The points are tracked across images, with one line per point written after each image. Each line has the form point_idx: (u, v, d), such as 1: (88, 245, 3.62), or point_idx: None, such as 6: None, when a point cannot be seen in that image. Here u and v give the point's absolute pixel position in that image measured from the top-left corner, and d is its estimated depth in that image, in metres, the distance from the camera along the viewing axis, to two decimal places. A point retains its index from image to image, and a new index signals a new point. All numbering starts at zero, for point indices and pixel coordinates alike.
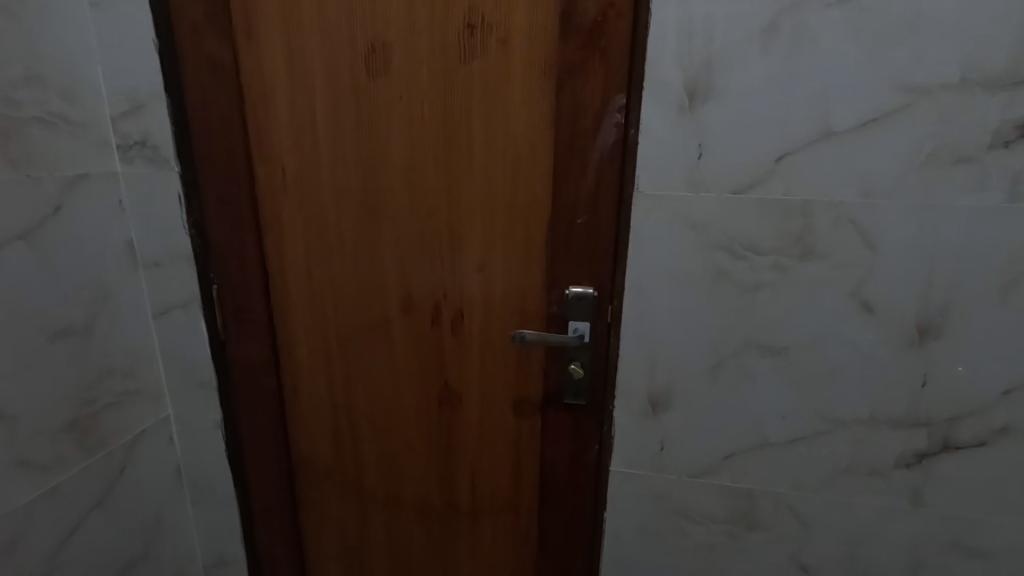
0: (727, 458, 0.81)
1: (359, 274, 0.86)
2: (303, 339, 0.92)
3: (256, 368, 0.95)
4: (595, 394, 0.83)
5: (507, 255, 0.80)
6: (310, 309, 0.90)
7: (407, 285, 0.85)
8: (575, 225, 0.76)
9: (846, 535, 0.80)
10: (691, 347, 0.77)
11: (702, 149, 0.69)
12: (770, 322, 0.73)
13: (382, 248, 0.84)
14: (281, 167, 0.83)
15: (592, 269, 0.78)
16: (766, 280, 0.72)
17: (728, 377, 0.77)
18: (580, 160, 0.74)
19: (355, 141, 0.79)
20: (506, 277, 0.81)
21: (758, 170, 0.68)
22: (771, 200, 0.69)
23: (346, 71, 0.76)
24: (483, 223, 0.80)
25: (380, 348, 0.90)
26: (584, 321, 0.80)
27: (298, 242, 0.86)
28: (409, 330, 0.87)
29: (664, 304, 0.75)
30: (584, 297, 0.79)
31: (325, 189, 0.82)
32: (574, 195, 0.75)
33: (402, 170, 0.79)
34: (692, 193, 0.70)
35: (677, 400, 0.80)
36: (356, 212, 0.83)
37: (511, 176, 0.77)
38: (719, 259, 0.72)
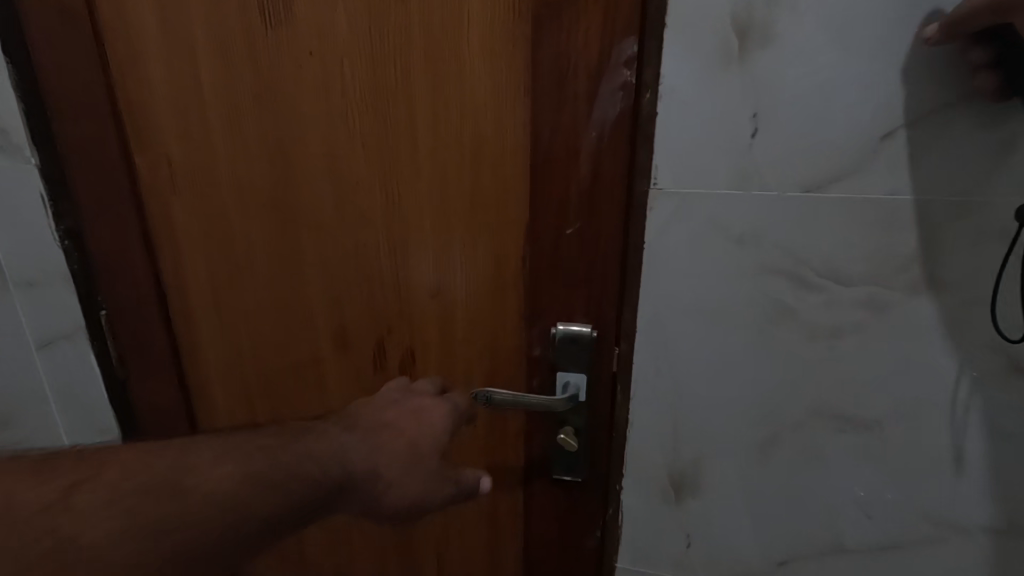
0: (782, 564, 0.57)
1: (277, 301, 0.64)
2: (218, 382, 0.71)
3: (166, 414, 0.75)
4: (596, 468, 0.60)
5: (470, 280, 0.57)
6: (222, 343, 0.69)
7: (341, 316, 0.63)
8: (563, 236, 0.52)
9: None
10: (735, 413, 0.53)
11: (758, 121, 0.44)
12: (855, 384, 0.49)
13: (304, 266, 0.62)
14: (166, 159, 0.61)
15: (589, 299, 0.54)
16: (853, 323, 0.47)
17: (788, 456, 0.53)
18: (570, 143, 0.49)
19: (257, 121, 0.57)
20: (470, 310, 0.59)
21: (850, 154, 0.43)
22: (869, 201, 0.44)
23: (235, 22, 0.54)
24: (434, 235, 0.57)
25: (313, 397, 0.68)
26: (577, 372, 0.56)
27: (199, 258, 0.65)
28: (347, 373, 0.65)
29: (696, 353, 0.51)
30: (577, 339, 0.55)
31: (225, 187, 0.60)
32: (560, 194, 0.51)
33: (321, 158, 0.57)
34: (741, 191, 0.46)
35: (711, 484, 0.56)
36: (266, 219, 0.61)
37: (471, 165, 0.53)
38: (780, 290, 0.48)
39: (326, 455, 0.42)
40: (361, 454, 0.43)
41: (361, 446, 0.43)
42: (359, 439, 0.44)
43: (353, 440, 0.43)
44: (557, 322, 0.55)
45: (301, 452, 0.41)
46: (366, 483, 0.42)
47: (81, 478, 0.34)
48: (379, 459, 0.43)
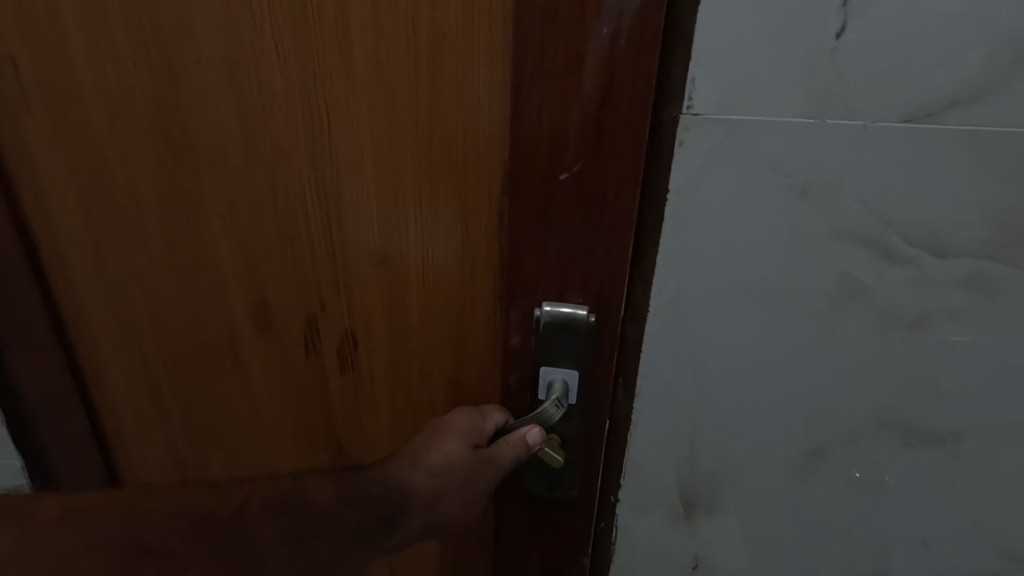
0: None
1: (179, 266, 0.50)
2: (116, 359, 0.58)
3: (50, 395, 0.60)
4: (586, 485, 0.48)
5: (426, 246, 0.43)
6: (113, 310, 0.55)
7: (259, 288, 0.49)
8: (555, 189, 0.37)
9: None
10: (773, 419, 0.41)
11: (851, 12, 0.30)
12: (935, 387, 0.37)
13: (207, 218, 0.47)
14: (8, 69, 0.45)
15: (590, 279, 0.39)
16: (943, 308, 0.35)
17: (835, 472, 0.42)
18: (569, 48, 0.34)
19: (126, 14, 0.41)
20: (426, 283, 0.45)
21: (976, 65, 0.30)
22: (994, 135, 0.31)
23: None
24: (377, 183, 0.42)
25: (231, 384, 0.55)
26: (567, 368, 0.42)
27: (72, 203, 0.50)
28: (271, 361, 0.52)
29: (729, 344, 0.39)
30: (570, 324, 0.41)
31: (94, 104, 0.45)
32: (553, 125, 0.35)
33: (219, 65, 0.41)
34: (814, 117, 0.32)
35: (730, 501, 0.45)
36: (152, 154, 0.46)
37: (428, 82, 0.38)
38: (853, 261, 0.35)
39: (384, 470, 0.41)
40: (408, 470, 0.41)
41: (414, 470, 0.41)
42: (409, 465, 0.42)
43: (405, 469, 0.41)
44: (541, 303, 0.41)
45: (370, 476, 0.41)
46: (423, 505, 0.41)
47: (246, 501, 0.34)
48: (422, 479, 0.41)
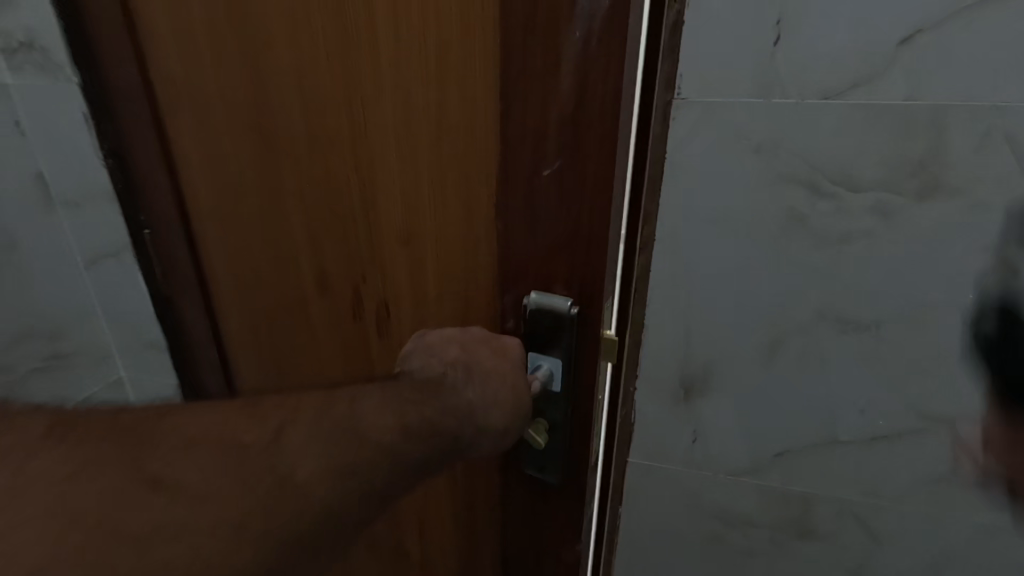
0: (778, 456, 0.63)
1: (269, 233, 0.68)
2: (227, 313, 0.77)
3: (196, 336, 0.80)
4: (577, 440, 0.62)
5: (443, 226, 0.58)
6: (224, 271, 0.74)
7: (321, 259, 0.66)
8: (539, 179, 0.52)
9: (929, 554, 0.63)
10: (746, 318, 0.57)
11: (782, 27, 0.45)
12: (859, 287, 0.53)
13: (289, 200, 0.65)
14: (168, 84, 0.65)
15: (572, 258, 0.54)
16: (860, 228, 0.50)
17: (792, 357, 0.57)
18: (545, 66, 0.48)
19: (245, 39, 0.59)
20: (440, 244, 0.59)
21: (869, 58, 0.45)
22: (883, 105, 0.46)
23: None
24: (406, 164, 0.56)
25: (301, 337, 0.72)
26: (550, 358, 0.58)
27: (199, 185, 0.69)
28: (330, 319, 0.69)
29: (711, 261, 0.55)
30: (557, 317, 0.56)
31: (217, 112, 0.64)
32: (529, 129, 0.50)
33: (298, 82, 0.58)
34: (760, 98, 0.48)
35: (718, 385, 0.61)
36: (252, 148, 0.64)
37: (438, 97, 0.52)
38: (794, 197, 0.51)
39: (457, 394, 0.52)
40: (475, 399, 0.52)
41: (480, 396, 0.53)
42: (477, 386, 0.53)
43: (473, 393, 0.52)
44: (531, 291, 0.57)
45: (442, 402, 0.51)
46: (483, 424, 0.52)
47: (285, 423, 0.42)
48: (488, 399, 0.53)
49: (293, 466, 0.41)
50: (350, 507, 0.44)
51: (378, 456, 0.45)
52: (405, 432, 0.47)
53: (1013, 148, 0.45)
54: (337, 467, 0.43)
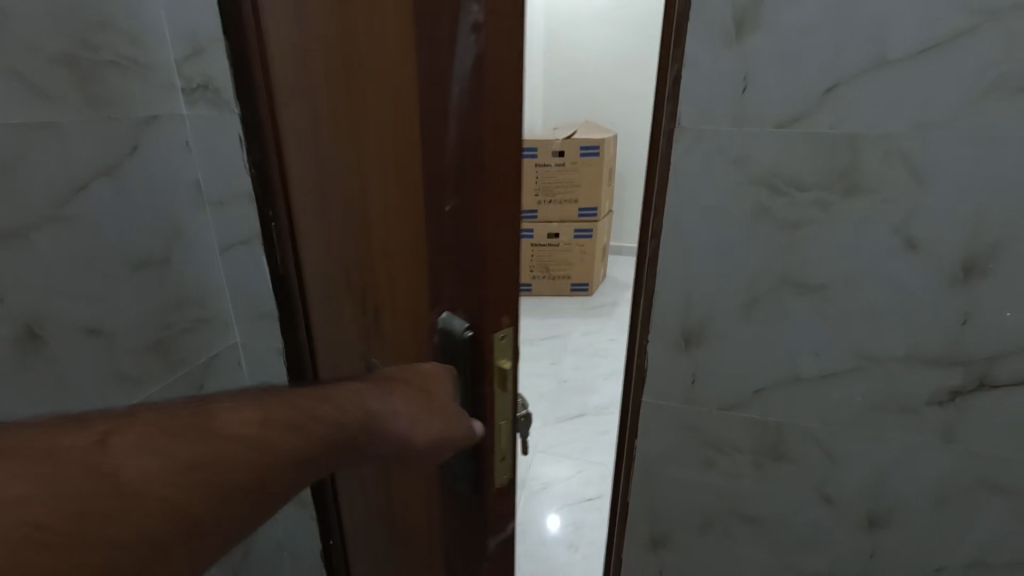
0: (757, 392, 0.83)
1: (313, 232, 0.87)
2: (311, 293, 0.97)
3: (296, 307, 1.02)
4: (479, 462, 0.64)
5: (393, 244, 0.65)
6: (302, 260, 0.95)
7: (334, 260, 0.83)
8: (444, 211, 0.56)
9: (873, 469, 0.83)
10: (730, 284, 0.78)
11: (748, 80, 0.68)
12: (809, 259, 0.74)
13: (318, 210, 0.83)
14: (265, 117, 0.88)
15: (467, 287, 0.58)
16: (807, 217, 0.72)
17: (764, 313, 0.78)
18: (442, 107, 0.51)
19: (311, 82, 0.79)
20: (391, 260, 0.66)
21: (807, 100, 0.67)
22: (816, 132, 0.68)
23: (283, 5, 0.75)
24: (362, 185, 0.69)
25: (331, 318, 0.91)
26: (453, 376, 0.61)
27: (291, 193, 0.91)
28: (342, 309, 0.86)
29: (702, 241, 0.77)
30: (454, 337, 0.60)
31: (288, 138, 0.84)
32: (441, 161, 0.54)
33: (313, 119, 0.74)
34: (734, 126, 0.70)
35: (710, 336, 0.82)
36: (303, 167, 0.84)
37: (387, 128, 0.60)
38: (759, 195, 0.72)
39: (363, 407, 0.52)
40: (386, 410, 0.54)
41: (391, 409, 0.54)
42: (390, 402, 0.55)
43: (383, 403, 0.54)
44: (442, 312, 0.60)
45: (345, 413, 0.50)
46: (394, 436, 0.54)
47: (118, 430, 0.37)
48: (407, 420, 0.55)
49: (129, 473, 0.35)
50: (226, 525, 0.40)
51: (250, 455, 0.41)
52: (294, 429, 0.45)
53: (906, 160, 0.66)
54: (195, 464, 0.38)
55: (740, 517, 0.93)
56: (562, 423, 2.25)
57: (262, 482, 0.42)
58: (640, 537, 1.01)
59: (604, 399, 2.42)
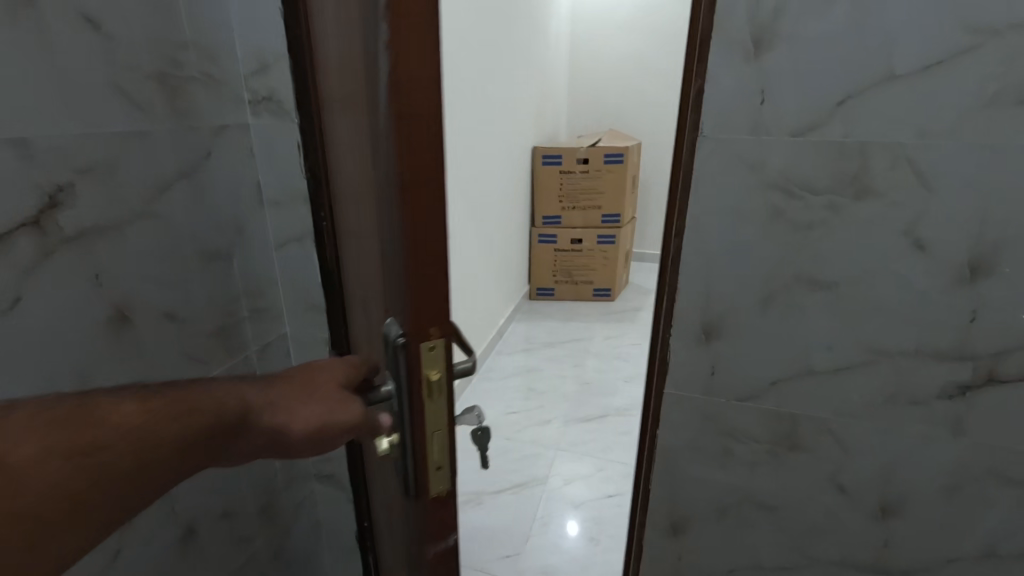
0: (773, 384, 0.88)
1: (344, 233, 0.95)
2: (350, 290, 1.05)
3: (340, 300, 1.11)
4: (413, 475, 0.58)
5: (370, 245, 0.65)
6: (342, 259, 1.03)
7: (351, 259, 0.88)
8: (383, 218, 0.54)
9: (884, 459, 0.87)
10: (747, 281, 0.84)
11: (765, 93, 0.74)
12: (823, 258, 0.79)
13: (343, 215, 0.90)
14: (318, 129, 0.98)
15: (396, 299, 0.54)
16: (820, 219, 0.77)
17: (779, 308, 0.84)
18: (375, 115, 0.50)
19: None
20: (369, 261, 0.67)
21: (820, 111, 0.73)
22: (828, 141, 0.74)
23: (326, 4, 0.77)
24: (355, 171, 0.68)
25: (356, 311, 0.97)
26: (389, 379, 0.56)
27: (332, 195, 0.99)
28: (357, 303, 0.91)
29: (721, 241, 0.83)
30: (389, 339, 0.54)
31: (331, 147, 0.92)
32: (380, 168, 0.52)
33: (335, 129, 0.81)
34: (752, 135, 0.76)
35: (728, 330, 0.88)
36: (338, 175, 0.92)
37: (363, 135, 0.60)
38: (775, 198, 0.78)
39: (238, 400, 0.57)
40: (272, 406, 0.60)
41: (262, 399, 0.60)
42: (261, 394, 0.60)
43: (261, 397, 0.60)
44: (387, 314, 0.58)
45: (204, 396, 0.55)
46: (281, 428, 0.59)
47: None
48: (296, 415, 0.60)
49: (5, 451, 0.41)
50: (108, 509, 0.47)
51: (127, 443, 0.47)
52: (172, 420, 0.51)
53: (913, 166, 0.72)
54: (79, 452, 0.45)
55: (757, 505, 0.98)
56: (583, 423, 2.31)
57: (142, 463, 0.49)
58: (660, 523, 1.07)
59: (625, 401, 2.46)
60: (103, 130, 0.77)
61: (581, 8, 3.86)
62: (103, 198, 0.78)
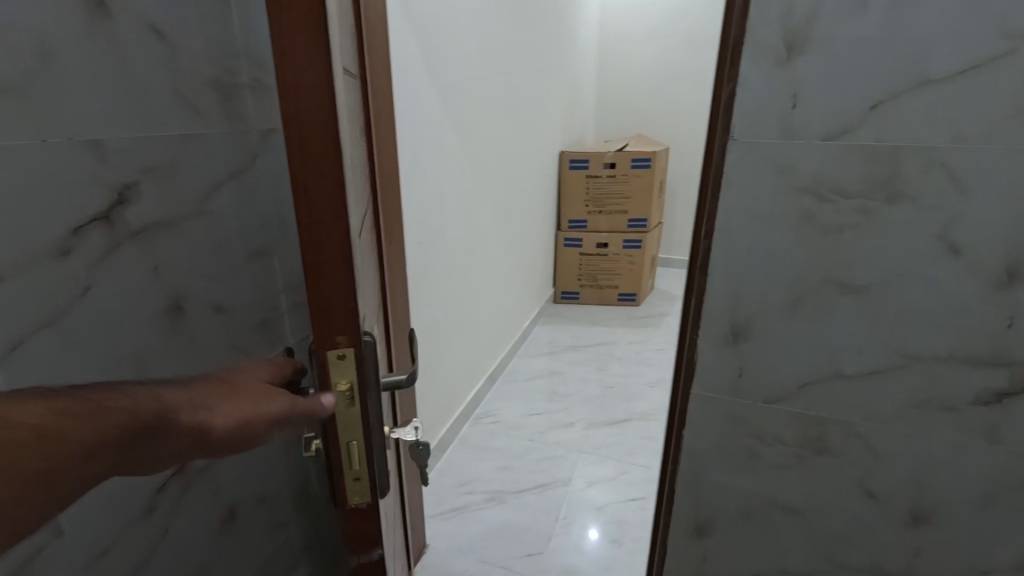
0: (802, 387, 0.89)
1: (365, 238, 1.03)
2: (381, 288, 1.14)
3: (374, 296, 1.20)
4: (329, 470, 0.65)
5: None
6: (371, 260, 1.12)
7: None
8: None
9: (916, 465, 0.87)
10: (777, 283, 0.84)
11: (797, 98, 0.75)
12: (854, 261, 0.79)
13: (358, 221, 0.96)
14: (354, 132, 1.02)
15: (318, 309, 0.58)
16: (852, 222, 0.78)
17: (809, 311, 0.84)
18: None
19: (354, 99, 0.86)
20: None
21: (852, 116, 0.74)
22: (861, 145, 0.74)
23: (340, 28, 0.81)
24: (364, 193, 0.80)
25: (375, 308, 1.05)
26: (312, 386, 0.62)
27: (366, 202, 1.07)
28: None
29: (751, 243, 0.84)
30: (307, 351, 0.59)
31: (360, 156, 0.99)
32: None
33: None
34: (783, 139, 0.77)
35: (757, 332, 0.88)
36: None
37: None
38: (806, 201, 0.79)
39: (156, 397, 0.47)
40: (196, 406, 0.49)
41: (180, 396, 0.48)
42: (178, 393, 0.48)
43: (172, 396, 0.48)
44: None
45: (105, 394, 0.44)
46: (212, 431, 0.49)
47: None
48: (222, 417, 0.50)
49: None
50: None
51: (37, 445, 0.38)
52: (86, 420, 0.41)
53: (948, 171, 0.72)
54: None
55: (783, 509, 0.98)
56: (607, 427, 2.31)
57: (54, 471, 0.39)
58: (685, 525, 1.07)
59: (649, 406, 2.46)
60: (165, 132, 0.83)
61: (610, 13, 3.87)
62: (162, 195, 0.84)
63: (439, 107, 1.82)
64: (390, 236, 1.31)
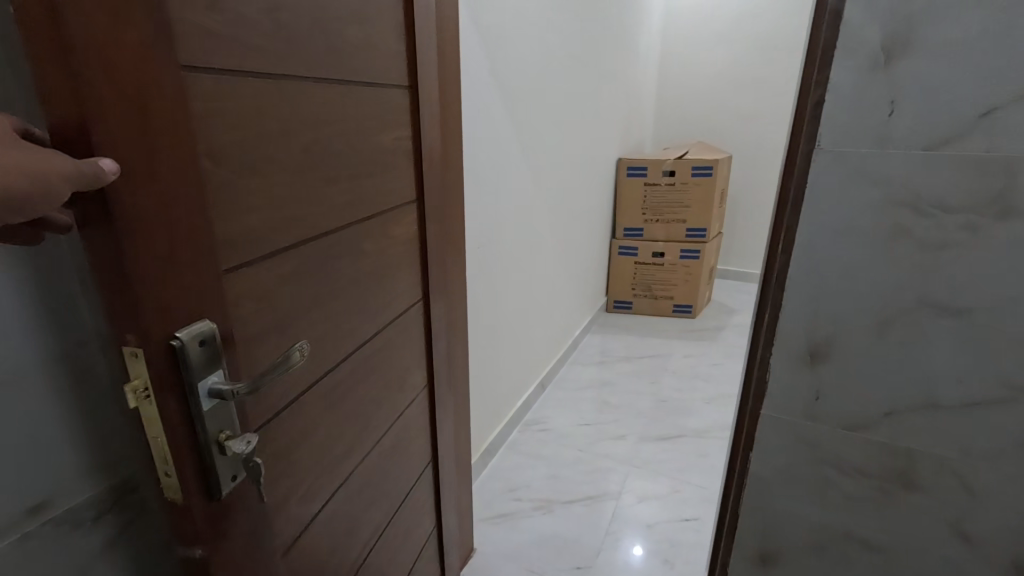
0: (887, 415, 0.82)
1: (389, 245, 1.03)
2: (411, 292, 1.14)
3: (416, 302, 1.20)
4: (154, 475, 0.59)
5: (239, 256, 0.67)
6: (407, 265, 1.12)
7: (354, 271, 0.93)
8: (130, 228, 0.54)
9: (1020, 509, 0.78)
10: (864, 301, 0.79)
11: (894, 105, 0.70)
12: (955, 282, 0.73)
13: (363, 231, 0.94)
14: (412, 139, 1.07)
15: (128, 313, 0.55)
16: (953, 239, 0.72)
17: (899, 333, 0.78)
18: None
19: (324, 95, 0.79)
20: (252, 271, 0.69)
21: (959, 124, 0.68)
22: (968, 155, 0.68)
23: (353, 55, 0.85)
24: (299, 202, 0.76)
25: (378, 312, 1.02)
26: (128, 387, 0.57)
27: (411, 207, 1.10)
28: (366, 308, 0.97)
29: (837, 258, 0.79)
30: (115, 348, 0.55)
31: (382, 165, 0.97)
32: None
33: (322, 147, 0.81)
34: (877, 149, 0.72)
35: (839, 353, 0.83)
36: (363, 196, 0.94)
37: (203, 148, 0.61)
38: (902, 216, 0.73)
39: None
40: None
41: None
42: None
43: None
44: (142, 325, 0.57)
45: None
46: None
47: None
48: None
49: None
50: None
51: None
52: None
53: None
54: None
55: (861, 545, 0.91)
56: (659, 442, 2.24)
57: None
58: (749, 552, 1.02)
59: (704, 422, 2.37)
60: None
61: (675, 18, 3.79)
62: None
63: (501, 115, 1.84)
64: (451, 242, 1.33)
